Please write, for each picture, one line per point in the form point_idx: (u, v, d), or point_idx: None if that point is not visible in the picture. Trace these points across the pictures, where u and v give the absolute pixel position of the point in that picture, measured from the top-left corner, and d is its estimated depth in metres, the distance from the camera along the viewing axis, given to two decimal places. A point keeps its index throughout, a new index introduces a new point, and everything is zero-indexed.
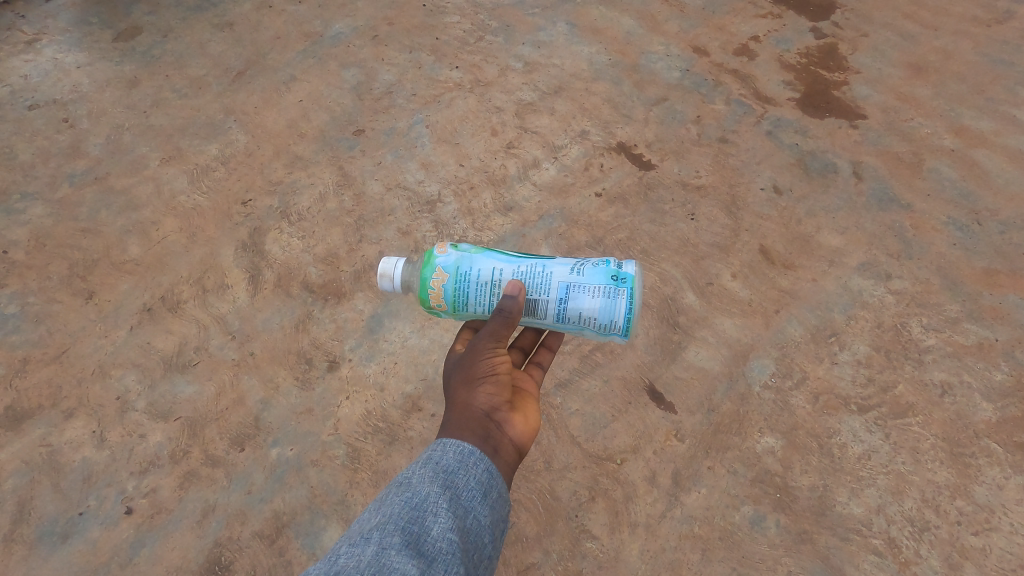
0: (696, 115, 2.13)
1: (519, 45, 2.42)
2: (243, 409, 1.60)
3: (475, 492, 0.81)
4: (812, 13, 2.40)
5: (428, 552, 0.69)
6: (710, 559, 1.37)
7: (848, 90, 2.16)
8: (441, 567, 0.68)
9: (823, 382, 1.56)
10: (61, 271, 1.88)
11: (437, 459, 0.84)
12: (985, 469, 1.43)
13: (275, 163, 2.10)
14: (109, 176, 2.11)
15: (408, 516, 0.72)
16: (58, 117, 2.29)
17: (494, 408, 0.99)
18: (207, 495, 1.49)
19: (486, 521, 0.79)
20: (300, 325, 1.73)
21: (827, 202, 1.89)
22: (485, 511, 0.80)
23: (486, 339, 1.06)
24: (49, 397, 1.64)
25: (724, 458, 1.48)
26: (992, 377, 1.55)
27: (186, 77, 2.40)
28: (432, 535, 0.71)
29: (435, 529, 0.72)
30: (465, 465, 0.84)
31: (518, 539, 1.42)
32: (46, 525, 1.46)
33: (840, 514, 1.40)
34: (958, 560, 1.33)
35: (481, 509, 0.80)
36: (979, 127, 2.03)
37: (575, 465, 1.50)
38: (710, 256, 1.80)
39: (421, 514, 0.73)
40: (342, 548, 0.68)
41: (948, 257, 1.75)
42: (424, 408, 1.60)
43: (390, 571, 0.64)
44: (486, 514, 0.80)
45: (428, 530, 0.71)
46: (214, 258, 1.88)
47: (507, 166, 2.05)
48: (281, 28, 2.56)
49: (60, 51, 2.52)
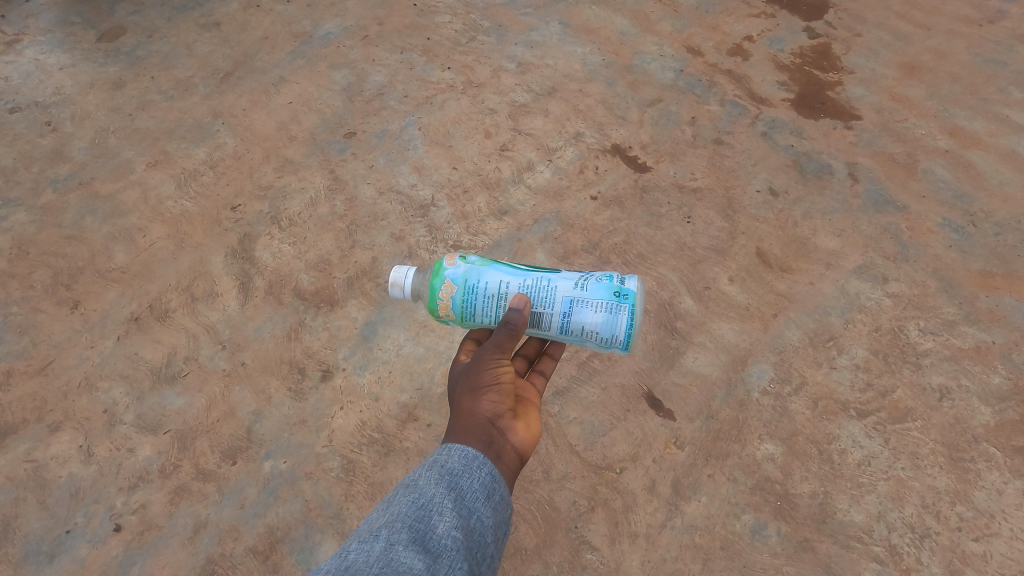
0: (691, 116, 2.11)
1: (512, 45, 2.39)
2: (235, 421, 1.57)
3: (479, 493, 0.79)
4: (805, 13, 2.39)
5: (434, 549, 0.68)
6: (711, 569, 1.36)
7: (842, 90, 2.15)
8: (447, 563, 0.67)
9: (821, 387, 1.56)
10: (45, 280, 1.83)
11: (441, 462, 0.82)
12: (984, 473, 1.43)
13: (264, 167, 2.06)
14: (93, 181, 2.06)
15: (414, 515, 0.71)
16: (40, 121, 2.24)
17: (498, 415, 0.96)
18: (198, 510, 1.46)
19: (491, 521, 0.78)
20: (292, 334, 1.70)
21: (823, 204, 1.88)
22: (489, 512, 0.78)
23: (491, 350, 1.03)
24: (34, 411, 1.60)
25: (724, 465, 1.47)
26: (990, 380, 1.55)
27: (172, 79, 2.35)
28: (438, 532, 0.70)
29: (440, 526, 0.71)
30: (469, 468, 0.82)
31: (517, 551, 1.40)
32: (33, 544, 1.42)
33: (841, 521, 1.39)
34: (959, 566, 1.33)
35: (485, 510, 0.78)
36: (973, 128, 2.03)
37: (574, 474, 1.48)
38: (707, 260, 1.79)
39: (427, 512, 0.72)
40: (350, 546, 0.68)
41: (944, 259, 1.75)
42: (420, 418, 1.57)
43: (398, 566, 0.64)
44: (491, 514, 0.79)
45: (434, 528, 0.70)
46: (203, 266, 1.84)
47: (501, 169, 2.02)
48: (269, 28, 2.51)
49: (42, 52, 2.46)
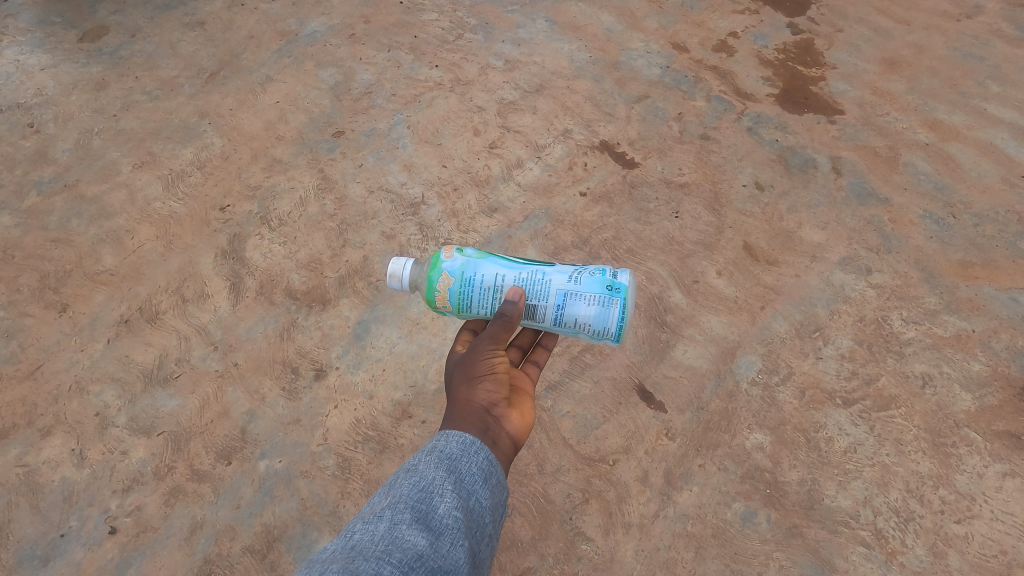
0: (677, 112, 2.14)
1: (499, 42, 2.40)
2: (229, 421, 1.57)
3: (477, 477, 0.80)
4: (788, 9, 2.43)
5: (436, 528, 0.69)
6: (703, 557, 1.38)
7: (825, 85, 2.19)
8: (448, 541, 0.69)
9: (808, 377, 1.59)
10: (33, 283, 1.82)
11: (440, 447, 0.83)
12: (965, 458, 1.47)
13: (253, 167, 2.06)
14: (79, 184, 2.04)
15: (417, 497, 0.72)
16: (22, 123, 2.21)
17: (493, 403, 0.97)
18: (194, 511, 1.46)
19: (488, 503, 0.79)
20: (285, 334, 1.70)
21: (808, 198, 1.92)
22: (486, 494, 0.80)
23: (486, 341, 1.05)
24: (24, 416, 1.59)
25: (714, 455, 1.49)
26: (970, 367, 1.59)
27: (157, 79, 2.33)
28: (439, 512, 0.72)
29: (441, 507, 0.72)
30: (467, 453, 0.84)
31: (513, 544, 1.42)
32: (27, 548, 1.42)
33: (828, 507, 1.42)
34: (943, 549, 1.37)
35: (483, 492, 0.79)
36: (952, 121, 2.07)
37: (568, 467, 1.50)
38: (696, 254, 1.81)
39: (428, 494, 0.73)
40: (354, 526, 0.69)
41: (925, 250, 1.79)
42: (415, 415, 1.58)
43: (402, 544, 0.65)
44: (489, 497, 0.80)
45: (436, 509, 0.72)
46: (193, 267, 1.83)
47: (490, 166, 2.03)
48: (255, 27, 2.50)
49: (23, 52, 2.43)
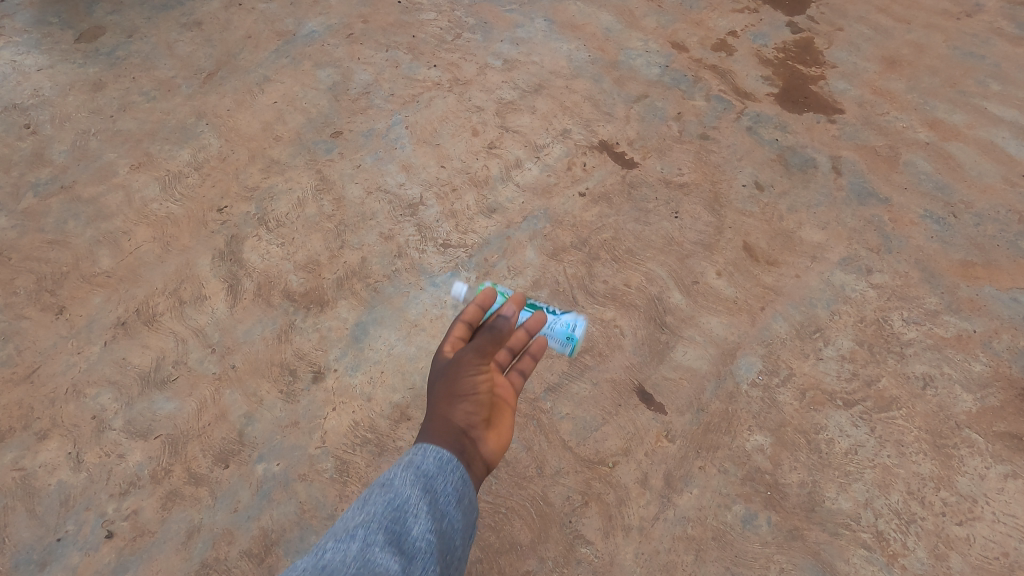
0: (677, 112, 2.13)
1: (497, 42, 2.39)
2: (226, 424, 1.56)
3: (453, 498, 0.79)
4: (788, 8, 2.42)
5: (408, 551, 0.69)
6: (703, 560, 1.37)
7: (825, 84, 2.18)
8: (420, 566, 0.68)
9: (809, 378, 1.58)
10: (29, 286, 1.81)
11: (417, 462, 0.82)
12: (967, 459, 1.46)
13: (250, 168, 2.05)
14: (75, 185, 2.03)
15: (391, 516, 0.72)
16: (19, 124, 2.20)
17: (471, 425, 0.91)
18: (191, 515, 1.45)
19: (461, 525, 0.78)
20: (282, 336, 1.69)
21: (808, 198, 1.91)
22: (460, 515, 0.79)
23: (472, 353, 0.98)
24: (21, 420, 1.58)
25: (714, 457, 1.49)
26: (971, 368, 1.58)
27: (154, 79, 2.32)
28: (412, 534, 0.71)
29: (415, 528, 0.71)
30: (443, 471, 0.82)
31: (512, 547, 1.40)
32: (23, 553, 1.40)
33: (829, 509, 1.41)
34: (944, 551, 1.36)
35: (458, 513, 0.78)
36: (953, 120, 2.06)
37: (568, 470, 1.49)
38: (695, 255, 1.81)
39: (402, 514, 0.72)
40: (327, 544, 0.69)
41: (926, 250, 1.78)
42: (413, 417, 1.57)
43: (374, 567, 0.65)
44: (461, 518, 0.79)
45: (409, 530, 0.71)
46: (190, 269, 1.82)
47: (489, 166, 2.02)
48: (252, 27, 2.49)
49: (19, 53, 2.42)
